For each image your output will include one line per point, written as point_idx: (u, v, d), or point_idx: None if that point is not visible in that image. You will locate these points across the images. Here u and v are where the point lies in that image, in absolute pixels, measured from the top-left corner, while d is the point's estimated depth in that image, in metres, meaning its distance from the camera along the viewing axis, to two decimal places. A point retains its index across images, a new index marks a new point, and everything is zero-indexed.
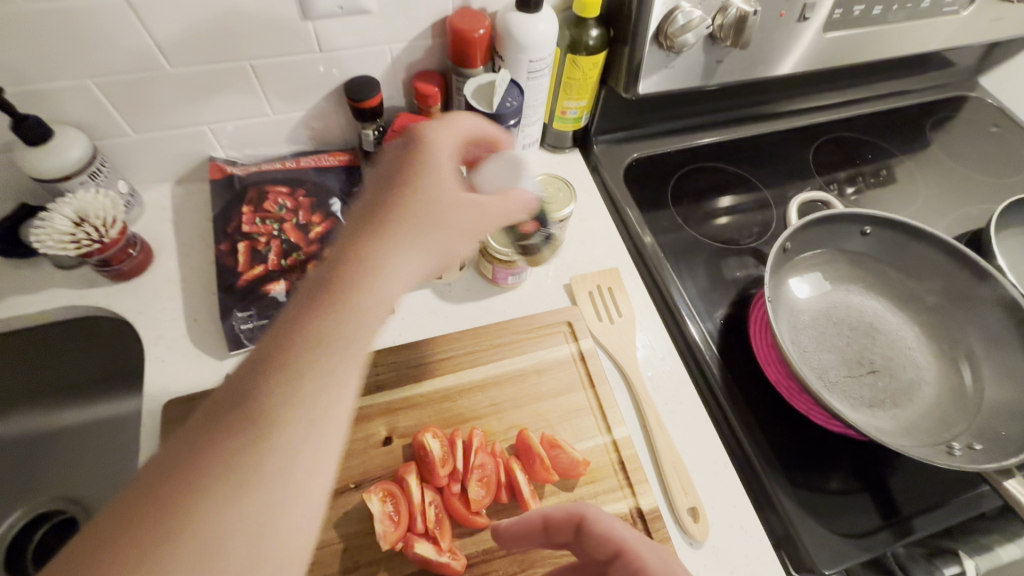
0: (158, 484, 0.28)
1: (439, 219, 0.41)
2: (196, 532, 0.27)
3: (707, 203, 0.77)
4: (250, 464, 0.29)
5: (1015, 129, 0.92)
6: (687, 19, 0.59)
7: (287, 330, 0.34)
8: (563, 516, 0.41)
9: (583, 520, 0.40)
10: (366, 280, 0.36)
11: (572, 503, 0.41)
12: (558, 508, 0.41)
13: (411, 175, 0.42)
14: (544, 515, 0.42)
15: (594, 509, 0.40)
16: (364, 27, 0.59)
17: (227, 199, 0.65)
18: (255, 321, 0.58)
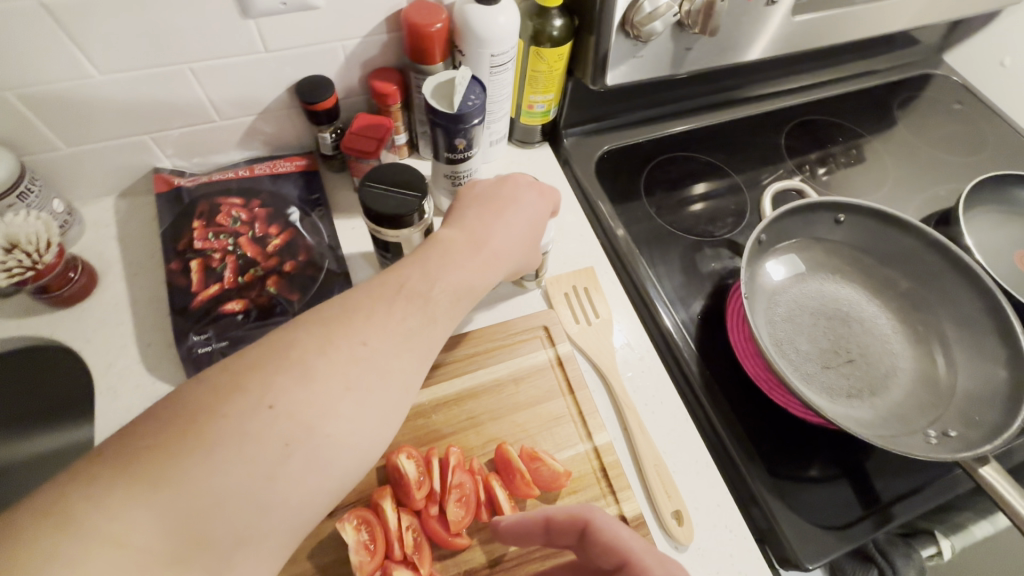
0: (217, 380, 0.32)
1: (518, 237, 0.51)
2: (292, 427, 0.32)
3: (679, 191, 0.75)
4: (344, 387, 0.35)
5: (978, 106, 0.92)
6: (653, 7, 0.57)
7: (399, 293, 0.41)
8: (568, 519, 0.40)
9: (588, 525, 0.38)
10: (468, 278, 0.46)
11: (578, 507, 0.39)
12: (563, 511, 0.40)
13: (496, 198, 0.52)
14: (548, 517, 0.41)
15: (598, 514, 0.38)
16: (313, 23, 0.55)
17: (175, 213, 0.61)
18: (213, 344, 0.55)
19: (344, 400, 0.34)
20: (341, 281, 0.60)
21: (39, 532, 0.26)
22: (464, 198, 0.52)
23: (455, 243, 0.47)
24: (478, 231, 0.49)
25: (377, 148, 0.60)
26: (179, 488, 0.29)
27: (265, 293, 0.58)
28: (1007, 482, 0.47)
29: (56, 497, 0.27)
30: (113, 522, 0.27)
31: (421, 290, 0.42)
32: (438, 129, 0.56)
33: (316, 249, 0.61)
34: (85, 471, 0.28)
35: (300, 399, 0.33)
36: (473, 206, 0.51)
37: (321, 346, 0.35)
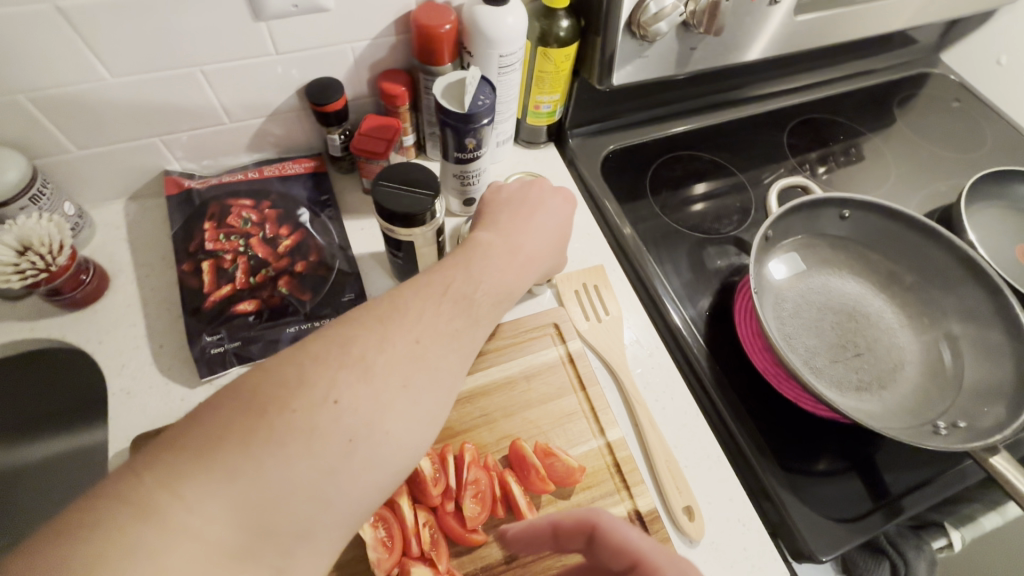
0: (284, 374, 0.33)
1: (547, 243, 0.52)
2: (354, 425, 0.33)
3: (683, 190, 0.76)
4: (400, 388, 0.35)
5: (975, 104, 0.93)
6: (659, 7, 0.57)
7: (444, 293, 0.41)
8: (574, 525, 0.39)
9: (595, 529, 0.38)
10: (505, 282, 0.46)
11: (583, 512, 0.39)
12: (567, 518, 0.40)
13: (524, 204, 0.53)
14: (553, 524, 0.41)
15: (605, 517, 0.38)
16: (323, 25, 0.56)
17: (186, 215, 0.61)
18: (226, 344, 0.55)
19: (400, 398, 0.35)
20: (352, 281, 0.60)
21: (120, 519, 0.27)
22: (492, 201, 0.53)
23: (490, 246, 0.48)
24: (511, 236, 0.49)
25: (386, 149, 0.61)
26: (247, 480, 0.29)
27: (277, 294, 0.58)
28: (1015, 469, 0.47)
29: (132, 483, 0.28)
30: (188, 512, 0.28)
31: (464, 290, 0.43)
32: (448, 129, 0.57)
33: (327, 250, 0.62)
34: (158, 461, 0.29)
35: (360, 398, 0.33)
36: (503, 210, 0.52)
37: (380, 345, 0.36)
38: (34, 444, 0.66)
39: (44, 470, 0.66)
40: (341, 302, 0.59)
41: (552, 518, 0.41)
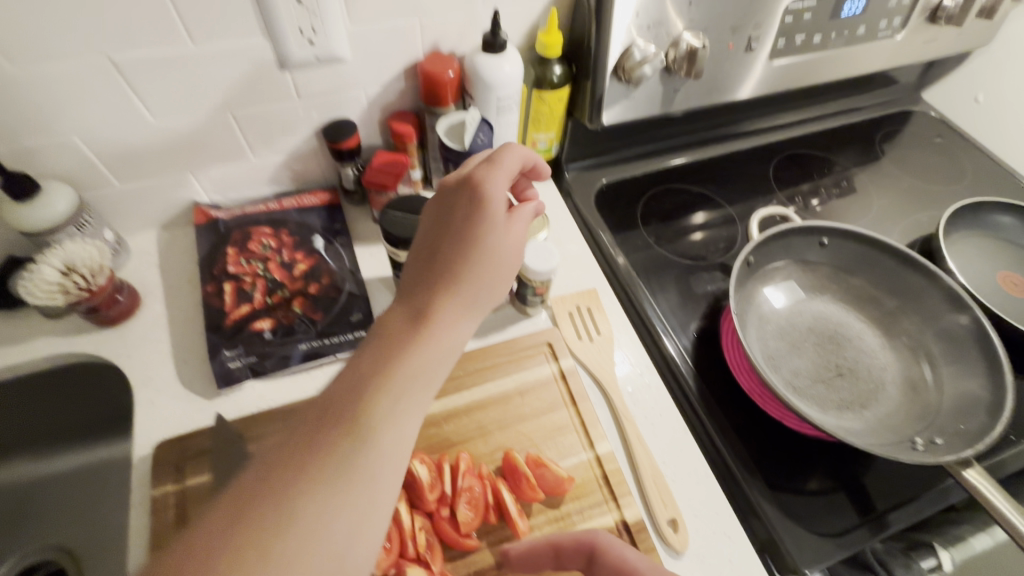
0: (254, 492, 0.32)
1: (507, 256, 0.45)
2: (364, 463, 0.34)
3: (675, 221, 0.80)
4: (401, 424, 0.36)
5: (956, 139, 0.98)
6: (643, 54, 0.63)
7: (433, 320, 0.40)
8: (574, 547, 0.42)
9: (594, 551, 0.41)
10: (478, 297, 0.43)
11: (582, 534, 0.42)
12: (566, 539, 0.43)
13: (468, 209, 0.44)
14: (555, 545, 0.43)
15: (602, 538, 0.41)
16: (340, 74, 0.63)
17: (212, 242, 0.67)
18: (244, 359, 0.59)
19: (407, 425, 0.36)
20: (361, 302, 0.65)
21: None
22: (428, 217, 0.45)
23: (445, 271, 0.42)
24: (464, 251, 0.43)
25: (395, 182, 0.66)
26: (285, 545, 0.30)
27: (292, 313, 0.63)
28: (989, 483, 0.49)
29: None
30: None
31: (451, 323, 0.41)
32: (451, 163, 0.63)
33: (338, 273, 0.67)
34: None
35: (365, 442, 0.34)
36: (440, 225, 0.44)
37: (379, 388, 0.36)
38: (64, 455, 0.71)
39: (72, 480, 0.71)
40: (351, 321, 0.63)
41: (552, 539, 0.44)
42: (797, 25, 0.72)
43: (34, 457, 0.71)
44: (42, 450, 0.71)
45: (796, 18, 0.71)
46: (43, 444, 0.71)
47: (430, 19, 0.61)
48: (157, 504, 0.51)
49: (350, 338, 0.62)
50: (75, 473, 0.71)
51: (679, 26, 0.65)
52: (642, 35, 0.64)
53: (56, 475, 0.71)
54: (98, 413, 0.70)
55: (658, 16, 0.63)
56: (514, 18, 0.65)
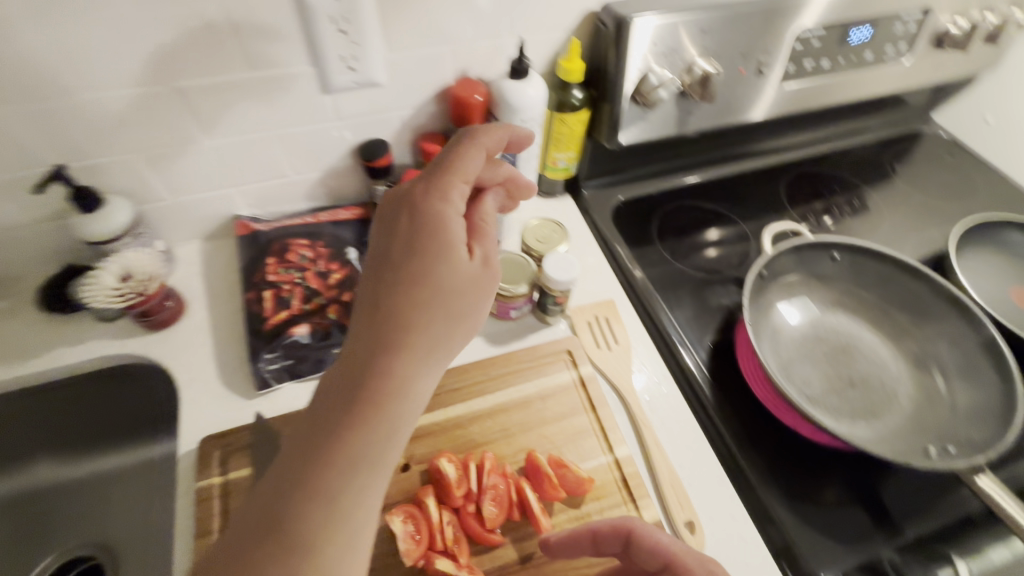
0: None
1: (461, 279, 0.42)
2: (342, 494, 0.35)
3: (691, 237, 0.83)
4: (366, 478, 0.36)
5: (968, 159, 1.00)
6: (659, 79, 0.67)
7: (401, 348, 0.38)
8: (612, 532, 0.44)
9: (631, 535, 0.43)
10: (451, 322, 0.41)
11: (619, 520, 0.44)
12: (605, 525, 0.45)
13: (422, 235, 0.41)
14: (593, 531, 0.45)
15: (638, 523, 0.43)
16: (376, 98, 0.68)
17: (253, 253, 0.72)
18: (281, 361, 0.63)
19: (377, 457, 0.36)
20: None
21: None
22: (381, 239, 0.42)
23: (398, 307, 0.39)
24: (413, 284, 0.40)
25: None
26: None
27: (326, 319, 0.67)
28: (1000, 490, 0.50)
29: None
30: None
31: (421, 357, 0.39)
32: None
33: None
34: None
35: (341, 471, 0.35)
36: (390, 249, 0.41)
37: (349, 415, 0.36)
38: (106, 454, 0.75)
39: (113, 478, 0.74)
40: None
41: (591, 526, 0.46)
42: (806, 51, 0.75)
43: (78, 457, 0.74)
44: (85, 449, 0.74)
45: (805, 45, 0.75)
46: (88, 444, 0.74)
47: (460, 47, 0.66)
48: (202, 494, 0.54)
49: None
50: (116, 471, 0.75)
51: (693, 53, 0.69)
52: (658, 61, 0.68)
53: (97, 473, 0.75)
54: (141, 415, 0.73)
55: (673, 44, 0.67)
56: (538, 47, 0.70)
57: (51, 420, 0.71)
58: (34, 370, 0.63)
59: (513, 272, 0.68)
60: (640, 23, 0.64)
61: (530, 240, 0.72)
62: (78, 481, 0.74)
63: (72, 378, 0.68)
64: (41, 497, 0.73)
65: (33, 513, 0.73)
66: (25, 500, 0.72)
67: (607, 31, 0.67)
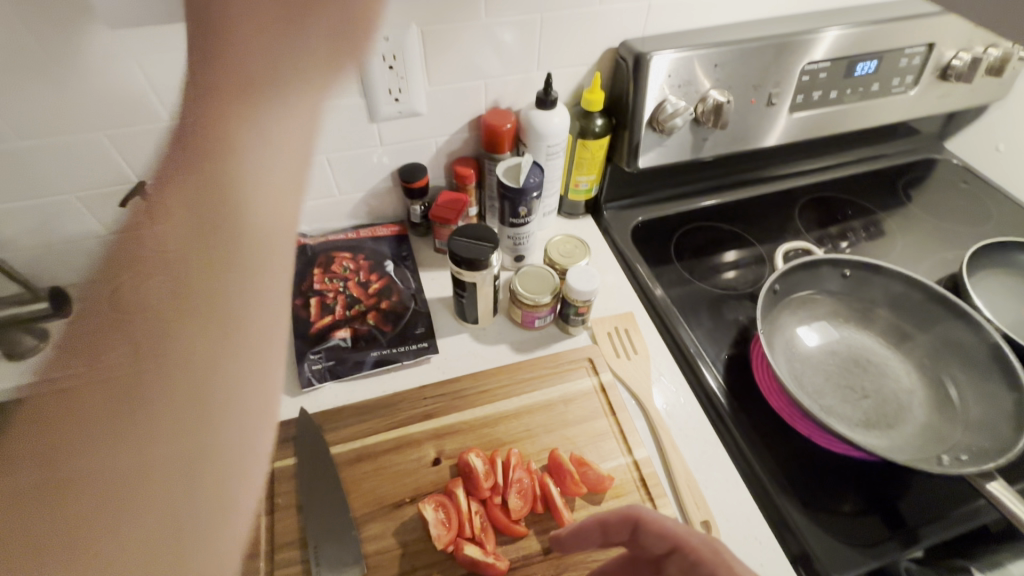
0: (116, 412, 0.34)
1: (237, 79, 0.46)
2: (228, 304, 0.37)
3: (708, 257, 0.87)
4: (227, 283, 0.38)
5: (982, 185, 1.02)
6: (674, 108, 0.73)
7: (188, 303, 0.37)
8: (621, 520, 0.47)
9: (639, 520, 0.46)
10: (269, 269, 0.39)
11: (626, 509, 0.47)
12: (613, 514, 0.48)
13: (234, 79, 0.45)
14: (602, 520, 0.48)
15: (644, 510, 0.46)
16: (416, 126, 0.75)
17: (301, 264, 0.79)
18: (324, 362, 0.69)
19: (168, 401, 0.34)
20: (423, 318, 0.74)
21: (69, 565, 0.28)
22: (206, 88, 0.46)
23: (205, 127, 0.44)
24: (219, 101, 0.44)
25: (457, 216, 0.77)
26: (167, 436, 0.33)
27: (365, 325, 0.73)
28: (1011, 494, 0.52)
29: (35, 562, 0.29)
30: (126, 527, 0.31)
31: (229, 159, 0.43)
32: (506, 200, 0.72)
33: (405, 292, 0.77)
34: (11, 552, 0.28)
35: (236, 281, 0.38)
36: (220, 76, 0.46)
37: (201, 228, 0.41)
38: None
39: None
40: (415, 334, 0.72)
41: (598, 516, 0.49)
42: (814, 83, 0.81)
43: None
44: None
45: (812, 77, 0.80)
46: None
47: (493, 81, 0.73)
48: None
49: (414, 348, 0.71)
50: None
51: (706, 84, 0.75)
52: (674, 92, 0.74)
53: None
54: None
55: (688, 77, 0.73)
56: (563, 80, 0.77)
57: None
58: None
59: (538, 283, 0.72)
60: (657, 59, 0.71)
61: (554, 255, 0.77)
62: None
63: None
64: None
65: None
66: None
67: (626, 65, 0.73)
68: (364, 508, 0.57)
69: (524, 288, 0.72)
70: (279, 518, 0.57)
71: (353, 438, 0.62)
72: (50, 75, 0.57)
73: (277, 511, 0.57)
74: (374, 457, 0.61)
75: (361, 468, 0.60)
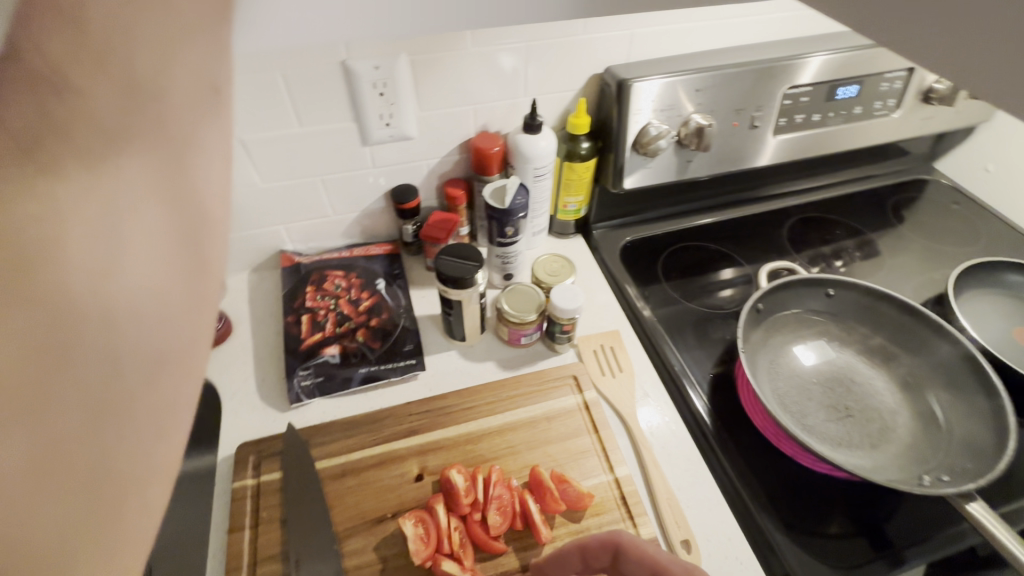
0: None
1: None
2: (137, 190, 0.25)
3: (696, 276, 0.88)
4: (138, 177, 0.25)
5: (972, 206, 1.03)
6: (658, 131, 0.75)
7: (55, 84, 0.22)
8: (603, 545, 0.48)
9: (620, 545, 0.47)
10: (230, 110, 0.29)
11: (608, 534, 0.48)
12: (595, 539, 0.48)
13: None
14: (585, 544, 0.49)
15: (624, 535, 0.47)
16: (407, 149, 0.77)
17: (295, 282, 0.81)
18: (313, 378, 0.70)
19: (118, 302, 0.23)
20: (412, 335, 0.76)
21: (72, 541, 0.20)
22: None
23: None
24: None
25: (447, 236, 0.79)
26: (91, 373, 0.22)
27: (355, 342, 0.74)
28: (992, 516, 0.52)
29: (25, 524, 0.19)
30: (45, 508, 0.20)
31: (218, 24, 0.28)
32: (494, 221, 0.74)
33: (395, 310, 0.79)
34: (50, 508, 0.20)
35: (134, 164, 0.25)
36: None
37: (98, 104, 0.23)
38: None
39: None
40: (404, 351, 0.74)
41: (581, 541, 0.49)
42: (796, 106, 0.83)
43: None
44: None
45: (794, 101, 0.82)
46: None
47: (482, 106, 0.76)
48: (237, 493, 0.60)
49: (401, 365, 0.72)
50: None
51: (689, 108, 0.77)
52: (657, 116, 0.76)
53: None
54: None
55: (671, 102, 0.76)
56: (550, 104, 0.79)
57: None
58: None
59: (524, 302, 0.74)
60: (640, 85, 0.73)
61: (541, 273, 0.79)
62: None
63: None
64: None
65: None
66: None
67: (610, 90, 0.75)
68: (346, 523, 0.58)
69: (511, 306, 0.73)
70: (262, 533, 0.58)
71: (338, 454, 0.63)
72: None
73: (261, 525, 0.58)
74: (359, 472, 0.62)
75: (345, 483, 0.61)
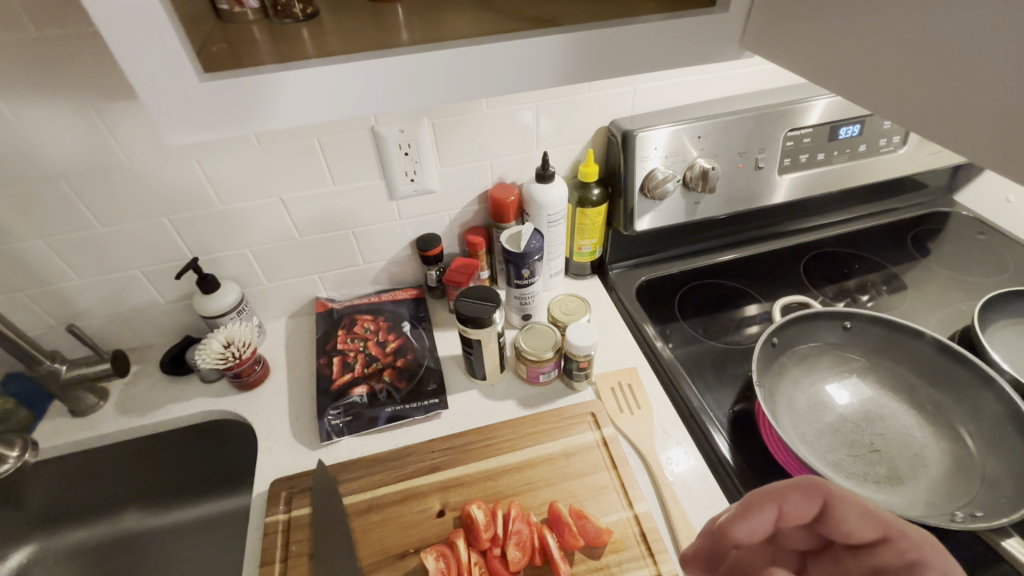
0: None
1: None
2: None
3: (713, 313, 0.89)
4: None
5: (999, 236, 1.01)
6: (664, 175, 0.80)
7: None
8: (804, 498, 0.37)
9: (831, 503, 0.37)
10: None
11: (811, 481, 0.37)
12: (791, 489, 0.37)
13: None
14: (780, 503, 0.37)
15: (831, 488, 0.37)
16: (430, 202, 0.84)
17: (328, 326, 0.86)
18: (342, 417, 0.74)
19: None
20: (435, 375, 0.80)
21: None
22: None
23: None
24: None
25: (467, 279, 0.83)
26: None
27: (382, 382, 0.78)
28: None
29: None
30: None
31: None
32: (511, 264, 0.79)
33: (419, 351, 0.83)
34: None
35: None
36: None
37: None
38: (213, 500, 0.91)
39: (209, 526, 0.89)
40: (427, 391, 0.77)
41: (775, 493, 0.38)
42: (799, 147, 0.86)
43: (184, 503, 0.90)
44: (197, 495, 0.91)
45: (797, 142, 0.85)
46: (197, 491, 0.91)
47: (498, 160, 0.82)
48: (269, 528, 0.63)
49: (425, 404, 0.75)
50: (220, 516, 0.90)
51: (694, 153, 0.81)
52: (663, 162, 0.81)
53: (198, 517, 0.90)
54: (236, 463, 0.89)
55: (676, 148, 0.80)
56: (561, 155, 0.85)
57: (153, 467, 0.85)
58: (154, 420, 0.78)
59: (540, 340, 0.77)
60: (645, 134, 0.78)
61: (557, 312, 0.83)
62: (180, 524, 0.89)
63: (180, 429, 0.81)
64: (146, 538, 0.87)
65: (133, 556, 0.85)
66: (129, 541, 0.86)
67: (616, 141, 0.81)
68: (370, 559, 0.60)
69: (528, 345, 0.76)
70: (291, 567, 0.60)
71: (364, 490, 0.66)
72: (129, 176, 0.68)
73: (290, 559, 0.61)
74: (383, 507, 0.64)
75: (371, 518, 0.63)
